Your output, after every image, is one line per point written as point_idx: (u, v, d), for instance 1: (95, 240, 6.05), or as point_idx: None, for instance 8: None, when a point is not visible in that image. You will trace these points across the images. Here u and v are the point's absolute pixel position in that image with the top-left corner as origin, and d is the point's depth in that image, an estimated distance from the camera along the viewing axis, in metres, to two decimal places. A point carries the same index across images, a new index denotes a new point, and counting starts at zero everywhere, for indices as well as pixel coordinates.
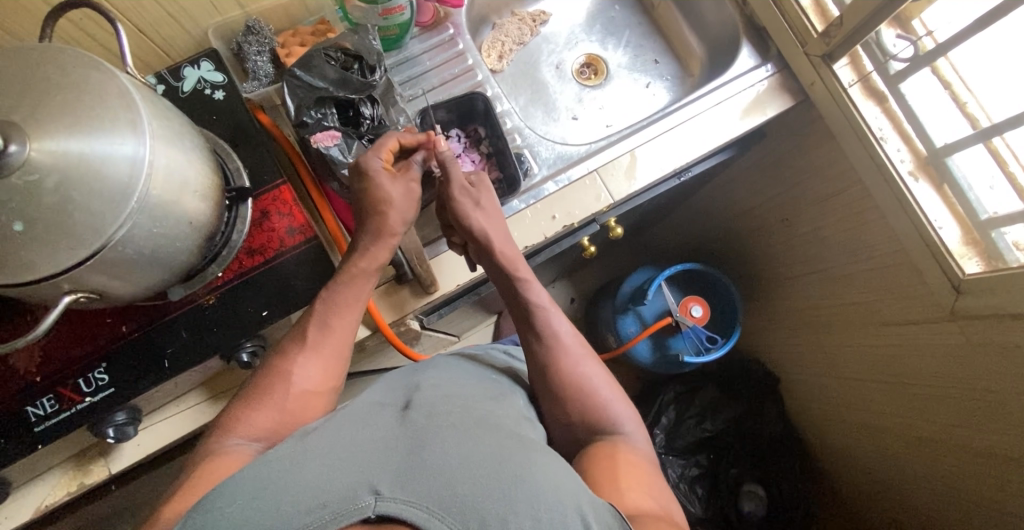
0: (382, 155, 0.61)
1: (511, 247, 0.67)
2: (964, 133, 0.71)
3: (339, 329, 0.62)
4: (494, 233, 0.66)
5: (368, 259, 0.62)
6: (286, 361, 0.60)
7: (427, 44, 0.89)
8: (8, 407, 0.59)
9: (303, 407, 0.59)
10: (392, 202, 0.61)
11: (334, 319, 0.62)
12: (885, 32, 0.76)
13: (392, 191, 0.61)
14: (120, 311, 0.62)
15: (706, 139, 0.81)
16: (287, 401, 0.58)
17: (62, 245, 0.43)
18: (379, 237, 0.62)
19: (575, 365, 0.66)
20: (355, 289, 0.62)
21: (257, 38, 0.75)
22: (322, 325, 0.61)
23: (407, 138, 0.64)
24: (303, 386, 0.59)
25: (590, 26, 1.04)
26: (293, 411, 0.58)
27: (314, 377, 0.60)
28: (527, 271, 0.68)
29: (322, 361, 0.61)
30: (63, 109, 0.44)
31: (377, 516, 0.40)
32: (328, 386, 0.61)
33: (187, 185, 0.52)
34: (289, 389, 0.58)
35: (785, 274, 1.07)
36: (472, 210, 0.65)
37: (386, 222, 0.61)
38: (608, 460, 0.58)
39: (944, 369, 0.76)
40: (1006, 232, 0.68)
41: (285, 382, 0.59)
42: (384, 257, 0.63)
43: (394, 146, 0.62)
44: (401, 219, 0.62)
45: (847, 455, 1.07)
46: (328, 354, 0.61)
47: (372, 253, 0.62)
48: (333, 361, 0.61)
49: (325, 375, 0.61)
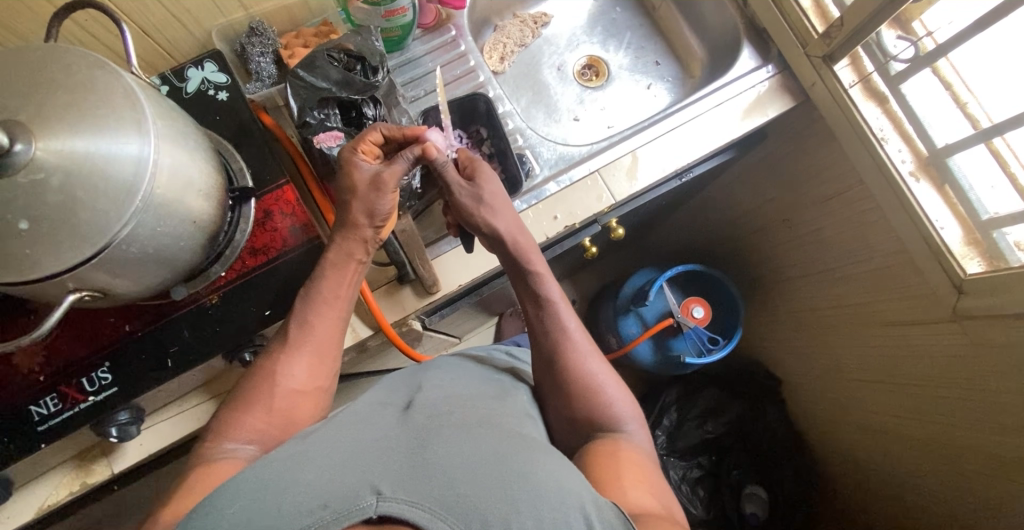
0: (362, 147, 0.61)
1: (526, 238, 0.67)
2: (966, 133, 0.71)
3: (320, 325, 0.61)
4: (503, 229, 0.66)
5: (340, 251, 0.62)
6: (271, 361, 0.60)
7: (429, 45, 0.90)
8: (12, 405, 0.59)
9: (291, 407, 0.59)
10: (357, 191, 0.60)
11: (313, 316, 0.61)
12: (885, 33, 0.76)
13: (358, 178, 0.60)
14: (124, 310, 0.63)
15: (707, 140, 0.81)
16: (274, 402, 0.58)
17: (67, 245, 0.43)
18: (348, 229, 0.61)
19: (581, 360, 0.66)
20: (331, 282, 0.61)
21: (261, 39, 0.76)
22: (302, 323, 0.61)
23: (392, 130, 0.62)
24: (289, 385, 0.59)
25: (592, 27, 1.04)
26: (281, 411, 0.58)
27: (299, 375, 0.59)
28: (540, 264, 0.68)
29: (306, 359, 0.60)
30: (70, 108, 0.44)
31: (379, 516, 0.40)
32: (314, 383, 0.60)
33: (191, 184, 0.52)
34: (275, 389, 0.58)
35: (787, 276, 1.07)
36: (478, 208, 0.65)
37: (349, 212, 0.61)
38: (610, 458, 0.58)
39: (944, 368, 0.77)
40: (1008, 232, 0.68)
41: (270, 383, 0.58)
42: (357, 250, 0.62)
43: (376, 139, 0.62)
44: (367, 209, 0.60)
45: (849, 456, 1.07)
46: (310, 351, 0.60)
47: (340, 246, 0.62)
48: (318, 358, 0.61)
49: (312, 373, 0.60)
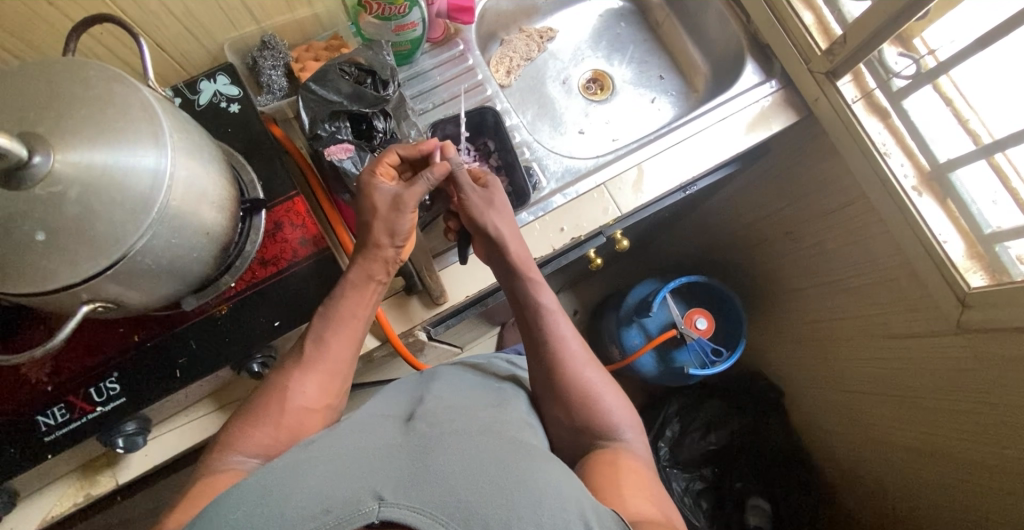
0: (380, 168, 0.62)
1: (521, 248, 0.68)
2: (967, 148, 0.72)
3: (336, 344, 0.61)
4: (505, 235, 0.67)
5: (360, 271, 0.62)
6: (283, 377, 0.59)
7: (438, 59, 0.91)
8: (18, 416, 0.59)
9: (301, 423, 0.58)
10: (378, 210, 0.60)
11: (330, 335, 0.61)
12: (887, 50, 0.78)
13: (378, 199, 0.61)
14: (133, 320, 0.63)
15: (711, 154, 0.82)
16: (284, 418, 0.57)
17: (81, 257, 0.44)
18: (368, 249, 0.61)
19: (577, 370, 0.66)
20: (351, 301, 0.62)
21: (273, 53, 0.77)
22: (318, 341, 0.61)
23: (408, 151, 0.64)
24: (299, 402, 0.58)
25: (596, 42, 1.05)
26: (291, 428, 0.57)
27: (311, 394, 0.59)
28: (535, 274, 0.69)
29: (318, 377, 0.59)
30: (89, 122, 0.45)
31: (381, 521, 0.40)
32: (325, 402, 0.60)
33: (205, 197, 0.53)
34: (285, 405, 0.57)
35: (789, 287, 1.08)
36: (483, 212, 0.66)
37: (370, 233, 0.61)
38: (609, 466, 0.58)
39: (947, 381, 0.77)
40: (1010, 246, 0.69)
41: (280, 399, 0.57)
42: (377, 270, 0.62)
43: (393, 160, 0.63)
44: (388, 229, 0.61)
45: (854, 470, 1.06)
46: (324, 370, 0.60)
47: (363, 266, 0.62)
48: (331, 377, 0.60)
49: (323, 391, 0.60)
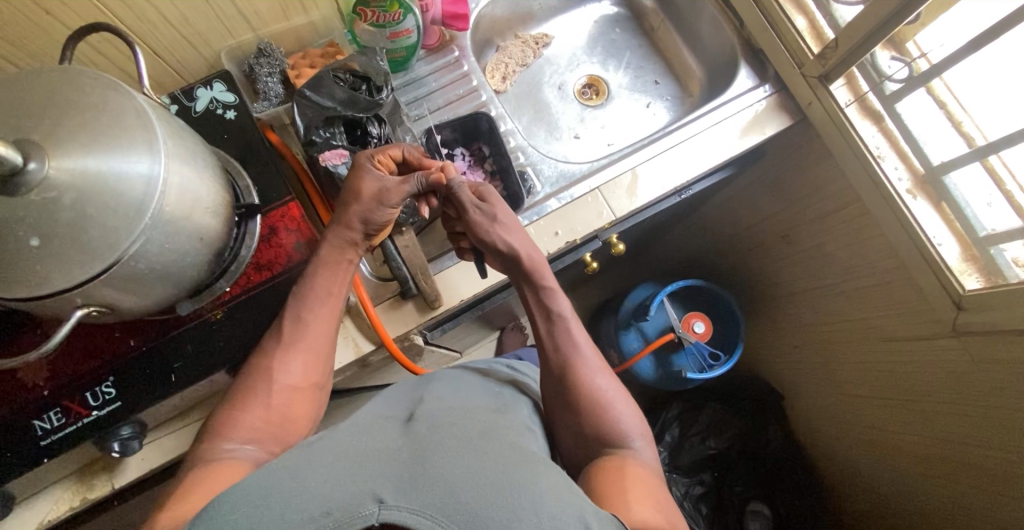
0: (378, 156, 0.65)
1: (541, 257, 0.70)
2: (961, 151, 0.72)
3: (314, 323, 0.62)
4: (519, 246, 0.68)
5: (331, 250, 0.63)
6: (267, 359, 0.60)
7: (433, 65, 0.92)
8: (14, 420, 0.59)
9: (288, 403, 0.60)
10: (360, 194, 0.62)
11: (308, 314, 0.61)
12: (879, 54, 0.77)
13: (366, 185, 0.62)
14: (128, 324, 0.63)
15: (706, 157, 0.82)
16: (272, 399, 0.59)
17: (76, 262, 0.44)
18: (338, 225, 0.63)
19: (588, 379, 0.66)
20: (325, 278, 0.63)
21: (269, 60, 0.78)
22: (295, 319, 0.61)
23: (411, 153, 0.67)
24: (286, 382, 0.60)
25: (592, 47, 1.06)
26: (278, 408, 0.59)
27: (295, 372, 0.60)
28: (553, 280, 0.71)
29: (302, 357, 0.61)
30: (84, 128, 0.45)
31: (382, 523, 0.39)
32: (311, 380, 0.62)
33: (198, 202, 0.53)
34: (272, 386, 0.59)
35: (786, 291, 1.07)
36: (491, 226, 0.68)
37: (346, 213, 0.63)
38: (616, 474, 0.57)
39: (944, 384, 0.77)
40: (1006, 249, 0.69)
41: (267, 380, 0.59)
42: (342, 249, 0.64)
43: (396, 154, 0.66)
44: (363, 217, 0.63)
45: (854, 475, 1.05)
46: (305, 349, 0.61)
47: (331, 242, 0.63)
48: (314, 355, 0.62)
49: (307, 370, 0.61)
